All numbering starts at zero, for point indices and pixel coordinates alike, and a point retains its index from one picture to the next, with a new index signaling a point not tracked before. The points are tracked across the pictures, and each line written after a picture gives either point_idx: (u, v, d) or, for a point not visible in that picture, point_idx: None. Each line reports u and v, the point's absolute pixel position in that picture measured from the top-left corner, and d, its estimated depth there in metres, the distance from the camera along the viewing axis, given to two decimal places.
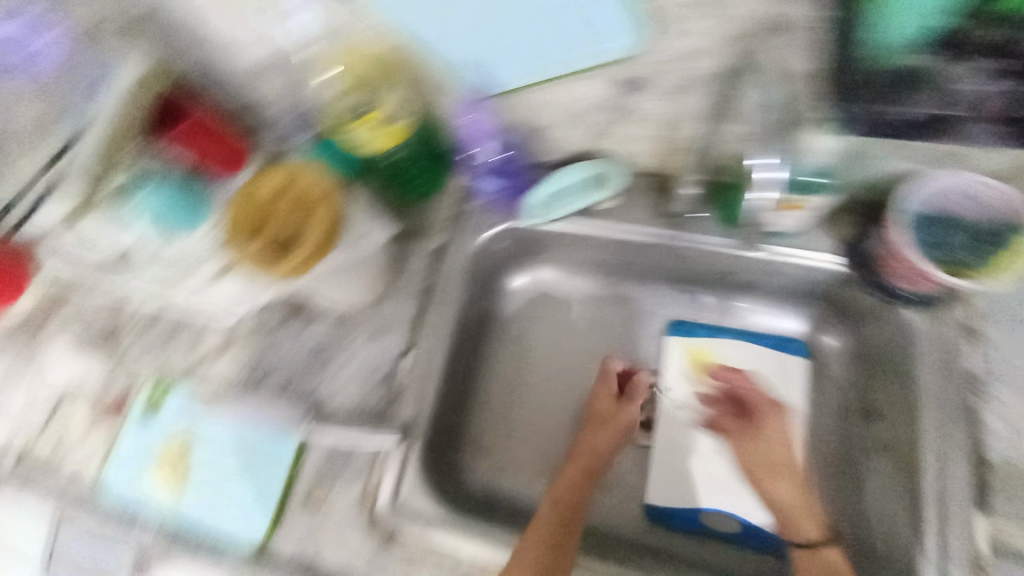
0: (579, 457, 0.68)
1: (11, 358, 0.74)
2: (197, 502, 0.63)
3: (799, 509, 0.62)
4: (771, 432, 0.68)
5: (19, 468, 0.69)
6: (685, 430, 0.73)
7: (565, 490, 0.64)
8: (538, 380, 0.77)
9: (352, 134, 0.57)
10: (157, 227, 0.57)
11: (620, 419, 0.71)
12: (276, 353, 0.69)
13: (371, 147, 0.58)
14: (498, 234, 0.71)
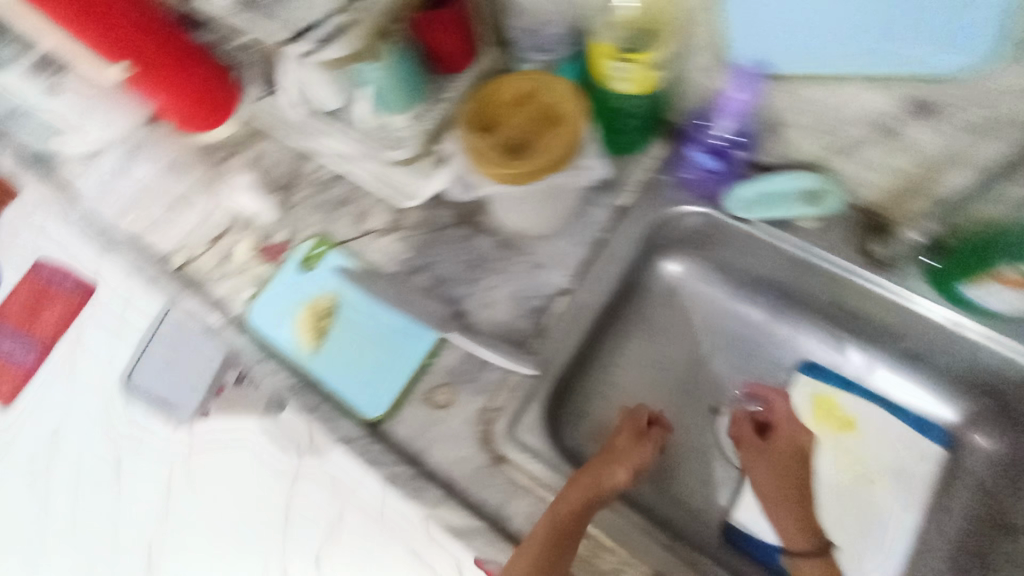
0: (577, 485, 0.56)
1: (199, 176, 0.80)
2: (328, 358, 0.67)
3: (800, 524, 0.64)
4: (780, 444, 0.68)
5: (181, 275, 0.75)
6: (793, 470, 0.70)
7: (556, 522, 0.53)
8: (657, 367, 0.76)
9: (619, 66, 0.56)
10: (377, 95, 0.65)
11: (623, 457, 0.60)
12: (435, 251, 0.70)
13: (627, 86, 0.57)
14: (689, 213, 0.68)
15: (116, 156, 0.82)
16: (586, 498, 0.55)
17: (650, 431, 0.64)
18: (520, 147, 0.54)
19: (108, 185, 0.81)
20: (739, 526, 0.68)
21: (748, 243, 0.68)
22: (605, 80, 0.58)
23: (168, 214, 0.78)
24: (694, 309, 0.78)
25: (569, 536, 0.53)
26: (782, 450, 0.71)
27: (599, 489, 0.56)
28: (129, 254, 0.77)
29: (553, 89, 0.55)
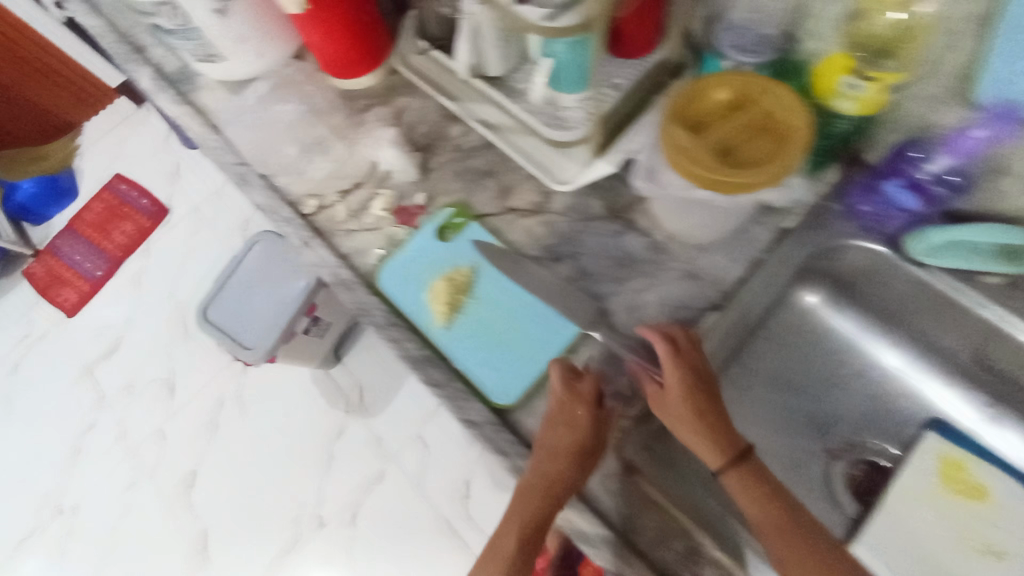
0: (533, 490, 0.55)
1: (337, 122, 0.76)
2: (461, 335, 0.64)
3: (710, 441, 0.55)
4: (671, 391, 0.57)
5: (310, 223, 0.72)
6: (910, 529, 0.68)
7: (522, 524, 0.55)
8: (777, 398, 0.75)
9: (851, 83, 0.51)
10: (554, 71, 0.61)
11: (566, 446, 0.55)
12: (581, 241, 0.67)
13: (853, 106, 0.53)
14: (857, 252, 0.65)
15: (254, 88, 0.78)
16: (546, 503, 0.54)
17: (580, 392, 0.57)
18: (735, 156, 0.50)
19: (243, 117, 0.77)
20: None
21: (914, 292, 0.65)
22: (828, 96, 0.54)
23: (301, 157, 0.75)
24: (824, 345, 0.76)
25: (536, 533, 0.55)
26: (895, 502, 0.69)
27: (554, 493, 0.54)
28: (258, 193, 0.74)
29: (778, 93, 0.50)
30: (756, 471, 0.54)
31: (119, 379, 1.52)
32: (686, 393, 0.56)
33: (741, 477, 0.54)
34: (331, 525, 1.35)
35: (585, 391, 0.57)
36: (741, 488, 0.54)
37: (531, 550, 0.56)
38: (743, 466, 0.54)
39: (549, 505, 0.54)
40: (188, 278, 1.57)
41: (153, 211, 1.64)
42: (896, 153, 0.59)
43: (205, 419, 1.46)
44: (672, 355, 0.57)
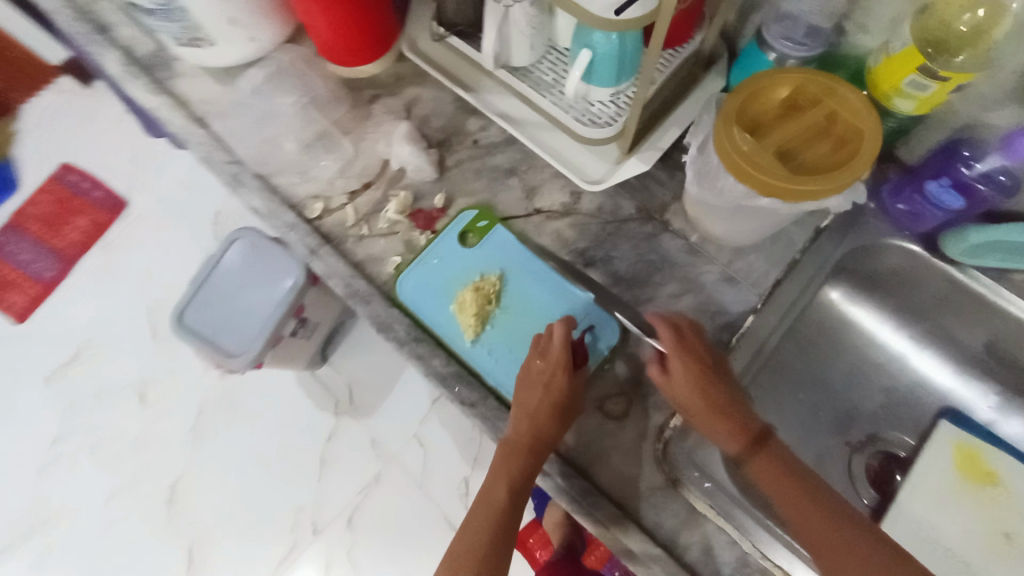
0: (513, 452, 0.55)
1: (342, 116, 0.70)
2: (492, 349, 0.61)
3: (728, 427, 0.55)
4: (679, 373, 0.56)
5: (316, 228, 0.66)
6: (931, 519, 0.65)
7: (506, 481, 0.56)
8: (799, 394, 0.72)
9: (915, 83, 0.51)
10: (589, 63, 0.57)
11: (546, 411, 0.54)
12: (613, 245, 0.64)
13: (912, 105, 0.53)
14: (895, 252, 0.66)
15: (244, 77, 0.71)
16: (527, 463, 0.54)
17: (556, 358, 0.56)
18: (799, 160, 0.49)
19: (234, 109, 0.70)
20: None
21: (942, 290, 0.67)
22: (889, 94, 0.54)
23: (304, 155, 0.69)
24: (844, 340, 0.74)
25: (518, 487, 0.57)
26: (913, 493, 0.67)
27: (533, 453, 0.54)
28: (254, 194, 0.67)
29: (841, 94, 0.49)
30: (778, 456, 0.56)
31: (85, 388, 1.39)
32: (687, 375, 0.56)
33: (762, 462, 0.55)
34: (328, 532, 1.27)
35: (558, 355, 0.56)
36: (764, 469, 0.55)
37: (518, 499, 0.58)
38: (762, 455, 0.55)
39: (528, 462, 0.54)
40: (158, 278, 1.45)
41: (111, 205, 1.50)
42: (946, 152, 0.59)
43: (184, 428, 1.35)
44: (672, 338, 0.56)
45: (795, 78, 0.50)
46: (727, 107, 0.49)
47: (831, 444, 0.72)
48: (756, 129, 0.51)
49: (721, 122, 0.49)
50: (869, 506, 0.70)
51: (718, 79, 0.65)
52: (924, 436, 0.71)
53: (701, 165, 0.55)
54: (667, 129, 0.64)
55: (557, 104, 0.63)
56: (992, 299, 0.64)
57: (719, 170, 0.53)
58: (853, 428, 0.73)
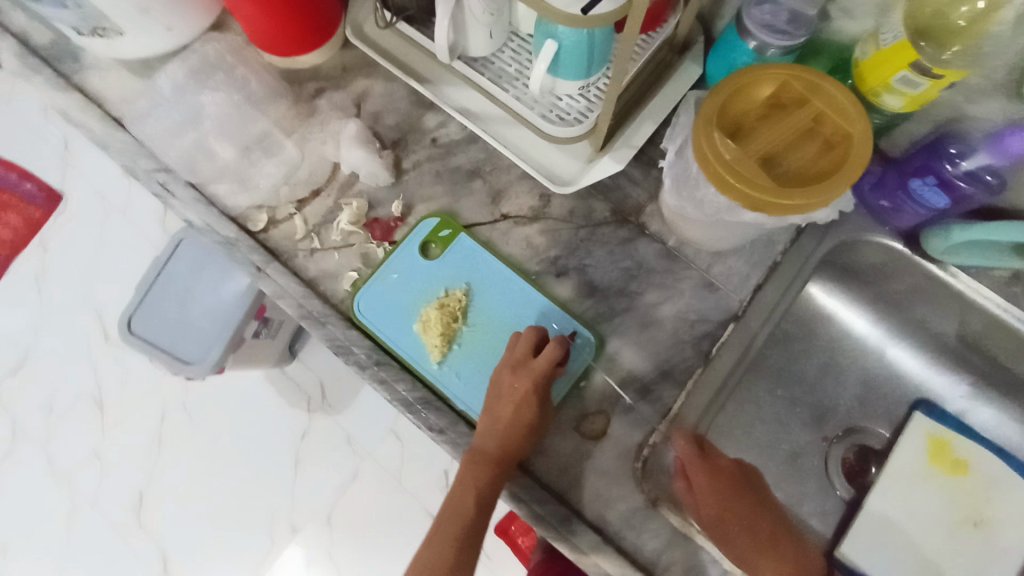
0: (478, 464, 0.52)
1: (283, 114, 0.63)
2: (461, 370, 0.57)
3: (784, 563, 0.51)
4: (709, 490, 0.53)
5: (262, 243, 0.60)
6: (902, 512, 0.65)
7: (470, 497, 0.52)
8: (777, 389, 0.68)
9: (905, 80, 0.48)
10: (554, 56, 0.51)
11: (516, 419, 0.52)
12: (587, 252, 0.60)
13: (901, 101, 0.50)
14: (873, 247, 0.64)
15: (165, 71, 0.62)
16: (492, 473, 0.52)
17: (532, 367, 0.53)
18: (785, 167, 0.46)
19: (157, 108, 0.62)
20: (845, 559, 0.63)
21: (920, 284, 0.64)
22: (878, 89, 0.51)
23: (243, 160, 0.62)
24: (819, 330, 0.70)
25: (483, 505, 0.53)
26: (887, 489, 0.66)
27: (501, 463, 0.52)
28: (188, 207, 0.60)
29: (827, 92, 0.45)
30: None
31: (29, 401, 1.26)
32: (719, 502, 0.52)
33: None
34: (307, 531, 1.18)
35: (532, 367, 0.53)
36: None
37: (482, 520, 0.54)
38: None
39: (494, 473, 0.52)
40: (101, 275, 1.31)
41: (43, 198, 1.36)
42: (931, 147, 0.56)
43: (143, 436, 1.23)
44: (698, 459, 0.53)
45: (779, 75, 0.46)
46: (709, 107, 0.45)
47: (811, 440, 0.68)
48: (738, 131, 0.47)
49: (700, 125, 0.45)
50: (845, 499, 0.68)
51: (693, 66, 0.60)
52: (899, 427, 0.69)
53: (680, 170, 0.53)
54: (641, 124, 0.59)
55: (520, 99, 0.57)
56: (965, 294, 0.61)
57: (698, 179, 0.52)
58: (839, 422, 0.69)
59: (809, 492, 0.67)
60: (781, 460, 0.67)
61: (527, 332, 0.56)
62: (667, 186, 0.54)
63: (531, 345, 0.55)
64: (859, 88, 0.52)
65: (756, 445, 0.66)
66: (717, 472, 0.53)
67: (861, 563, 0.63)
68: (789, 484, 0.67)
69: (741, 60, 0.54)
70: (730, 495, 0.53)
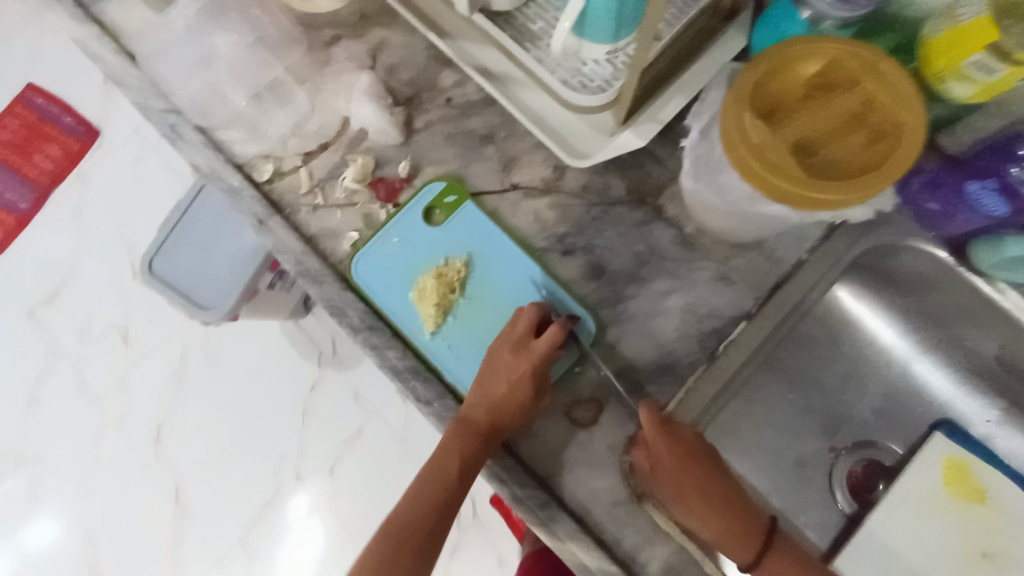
0: (464, 436, 0.52)
1: (296, 61, 0.61)
2: (455, 343, 0.55)
3: (732, 533, 0.50)
4: (667, 459, 0.49)
5: (265, 194, 0.59)
6: (906, 538, 0.60)
7: (452, 466, 0.52)
8: (789, 394, 0.64)
9: (981, 64, 0.42)
10: (580, 14, 0.47)
11: (507, 397, 0.51)
12: (597, 231, 0.57)
13: (970, 90, 0.44)
14: (915, 256, 0.59)
15: (181, 7, 0.61)
16: (476, 447, 0.51)
17: (531, 348, 0.51)
18: (822, 156, 0.41)
19: (170, 45, 0.60)
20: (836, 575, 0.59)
21: (964, 301, 0.59)
22: (944, 74, 0.44)
23: (254, 107, 0.60)
24: (843, 337, 0.65)
25: (463, 477, 0.52)
26: (889, 513, 0.60)
27: (487, 440, 0.51)
28: (196, 150, 0.59)
29: (884, 74, 0.40)
30: (789, 550, 0.50)
31: (62, 327, 1.32)
32: (674, 470, 0.49)
33: (774, 557, 0.50)
34: (311, 479, 1.21)
35: (534, 348, 0.51)
36: (777, 569, 0.50)
37: (461, 490, 0.54)
38: (771, 552, 0.49)
39: (478, 448, 0.51)
40: (132, 213, 1.34)
41: (82, 132, 1.38)
42: (1000, 146, 0.51)
43: (166, 370, 1.28)
44: (660, 427, 0.50)
45: (830, 50, 0.41)
46: (743, 83, 0.41)
47: (819, 449, 0.65)
48: (773, 112, 0.42)
49: (735, 100, 0.40)
50: (846, 514, 0.63)
51: (738, 37, 0.54)
52: (915, 447, 0.63)
53: (703, 152, 0.49)
54: (671, 98, 0.54)
55: (541, 60, 0.53)
56: (1012, 311, 0.57)
57: (720, 163, 0.48)
58: (853, 435, 0.65)
59: (810, 502, 0.63)
60: (784, 468, 0.63)
61: (528, 309, 0.53)
62: (686, 168, 0.50)
63: (534, 325, 0.53)
64: (922, 72, 0.46)
65: (759, 450, 0.63)
66: (680, 444, 0.50)
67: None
68: (793, 495, 0.63)
69: (790, 31, 0.49)
70: (688, 464, 0.50)
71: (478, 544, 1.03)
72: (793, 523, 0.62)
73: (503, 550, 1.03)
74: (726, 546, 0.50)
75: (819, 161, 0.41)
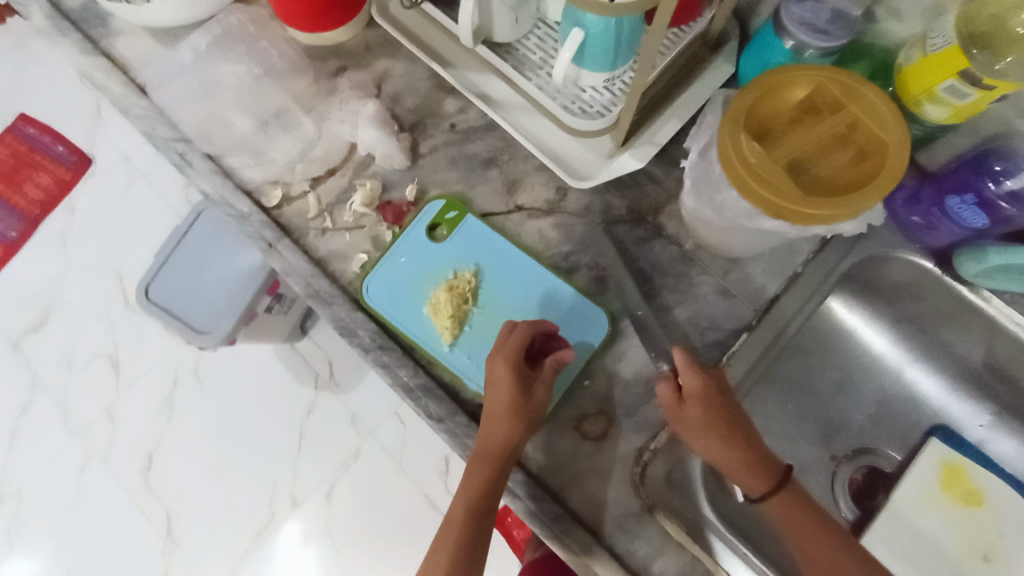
0: (481, 469, 0.51)
1: (303, 90, 0.63)
2: (464, 361, 0.56)
3: (750, 467, 0.52)
4: (694, 395, 0.51)
5: (274, 219, 0.60)
6: (909, 541, 0.61)
7: (473, 495, 0.52)
8: (787, 403, 0.66)
9: (952, 89, 0.45)
10: (580, 44, 0.50)
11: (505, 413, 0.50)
12: (599, 247, 0.59)
13: (945, 112, 0.47)
14: (905, 266, 0.61)
15: (191, 40, 0.63)
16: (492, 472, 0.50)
17: (519, 349, 0.52)
18: (812, 173, 0.44)
19: (179, 77, 0.62)
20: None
21: (948, 306, 0.62)
22: (919, 98, 0.47)
23: (261, 133, 0.62)
24: (836, 346, 0.67)
25: (485, 502, 0.52)
26: (889, 518, 0.62)
27: (499, 462, 0.50)
28: (204, 177, 0.61)
29: (866, 97, 0.43)
30: (798, 496, 0.52)
31: (49, 357, 1.29)
32: (704, 404, 0.51)
33: (783, 500, 0.52)
34: (307, 506, 1.19)
35: (515, 352, 0.52)
36: (783, 510, 0.52)
37: (486, 518, 0.53)
38: (783, 492, 0.52)
39: (494, 473, 0.51)
40: (124, 241, 1.34)
41: (73, 160, 1.38)
42: (974, 162, 0.54)
43: (158, 398, 1.26)
44: (694, 363, 0.52)
45: (814, 76, 0.44)
46: (736, 108, 0.43)
47: (818, 456, 0.66)
48: (765, 133, 0.45)
49: (731, 123, 0.43)
50: (849, 520, 0.65)
51: (725, 64, 0.58)
52: (910, 455, 0.65)
53: (701, 171, 0.52)
54: (666, 121, 0.57)
55: (542, 88, 0.56)
56: (997, 319, 0.59)
57: (718, 181, 0.50)
58: (850, 440, 0.67)
59: None
60: None
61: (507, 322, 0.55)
62: (687, 187, 0.52)
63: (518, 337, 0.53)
64: (899, 97, 0.49)
65: None
66: (710, 379, 0.52)
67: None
68: None
69: (775, 59, 0.52)
70: (715, 404, 0.51)
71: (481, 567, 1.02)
72: None
73: (508, 573, 1.02)
74: (739, 476, 0.52)
75: (809, 178, 0.44)
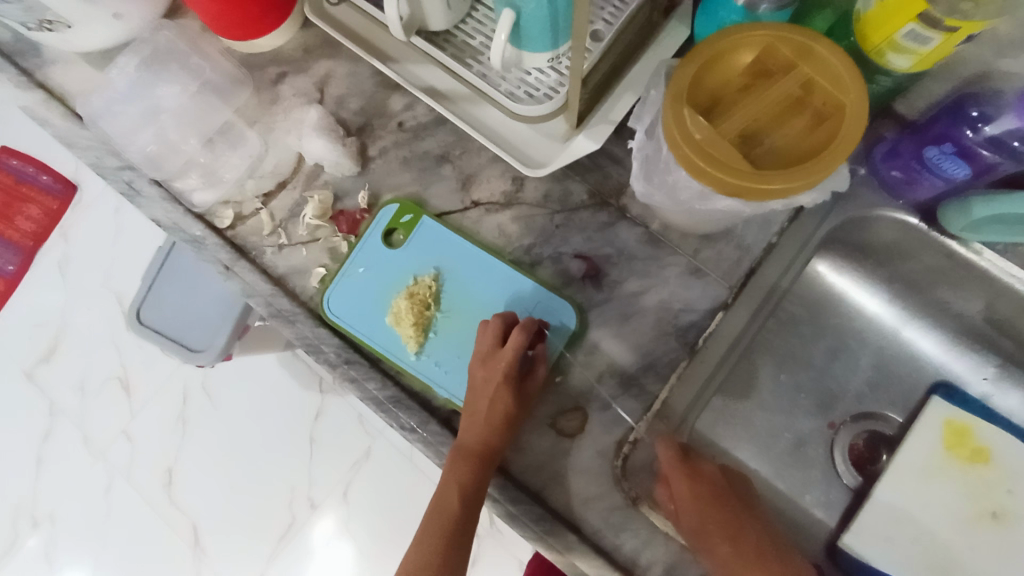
0: (466, 464, 0.50)
1: (245, 104, 0.62)
2: (434, 365, 0.54)
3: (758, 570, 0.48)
4: (681, 497, 0.50)
5: (229, 240, 0.59)
6: (908, 507, 0.60)
7: (454, 497, 0.50)
8: (779, 374, 0.64)
9: (914, 35, 0.41)
10: (514, 24, 0.47)
11: (493, 413, 0.50)
12: (564, 236, 0.57)
13: (910, 61, 0.44)
14: (890, 224, 0.58)
15: (120, 62, 0.61)
16: (473, 473, 0.50)
17: (502, 358, 0.51)
18: (767, 145, 0.41)
19: (119, 103, 0.61)
20: (846, 550, 0.59)
21: (940, 264, 0.58)
22: (881, 47, 0.44)
23: (208, 153, 0.61)
24: (827, 311, 0.64)
25: (465, 504, 0.50)
26: (889, 487, 0.60)
27: (480, 458, 0.50)
28: (155, 204, 0.59)
29: (819, 56, 0.40)
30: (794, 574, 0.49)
31: (60, 384, 1.32)
32: (699, 510, 0.49)
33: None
34: (323, 506, 1.21)
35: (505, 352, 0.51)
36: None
37: (468, 520, 0.51)
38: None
39: (477, 469, 0.50)
40: (117, 264, 1.34)
41: (60, 189, 1.38)
42: (951, 110, 0.51)
43: (169, 415, 1.28)
44: (676, 458, 0.51)
45: (762, 38, 0.40)
46: (679, 80, 0.40)
47: (815, 426, 0.64)
48: (714, 105, 0.42)
49: (677, 99, 0.40)
50: (851, 489, 0.63)
51: (681, 28, 0.54)
52: (912, 415, 0.63)
53: (651, 151, 0.49)
54: (621, 96, 0.53)
55: (485, 75, 0.53)
56: (989, 273, 0.56)
57: (669, 162, 0.47)
58: (848, 407, 0.64)
59: (812, 481, 0.63)
60: (782, 451, 0.63)
61: (493, 322, 0.53)
62: (636, 171, 0.49)
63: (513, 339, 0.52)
64: (860, 47, 0.45)
65: (755, 434, 0.63)
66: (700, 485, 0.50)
67: (863, 555, 0.58)
68: (796, 475, 0.63)
69: (729, 18, 0.48)
70: (710, 501, 0.50)
71: (497, 552, 1.03)
72: (797, 504, 0.62)
73: (523, 557, 1.02)
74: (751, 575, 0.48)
75: (765, 151, 0.41)
